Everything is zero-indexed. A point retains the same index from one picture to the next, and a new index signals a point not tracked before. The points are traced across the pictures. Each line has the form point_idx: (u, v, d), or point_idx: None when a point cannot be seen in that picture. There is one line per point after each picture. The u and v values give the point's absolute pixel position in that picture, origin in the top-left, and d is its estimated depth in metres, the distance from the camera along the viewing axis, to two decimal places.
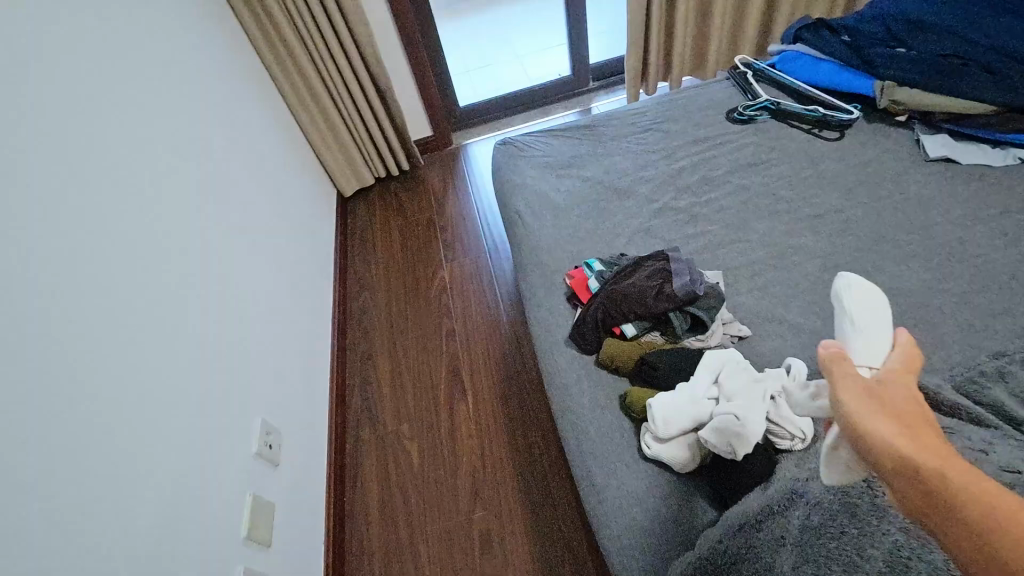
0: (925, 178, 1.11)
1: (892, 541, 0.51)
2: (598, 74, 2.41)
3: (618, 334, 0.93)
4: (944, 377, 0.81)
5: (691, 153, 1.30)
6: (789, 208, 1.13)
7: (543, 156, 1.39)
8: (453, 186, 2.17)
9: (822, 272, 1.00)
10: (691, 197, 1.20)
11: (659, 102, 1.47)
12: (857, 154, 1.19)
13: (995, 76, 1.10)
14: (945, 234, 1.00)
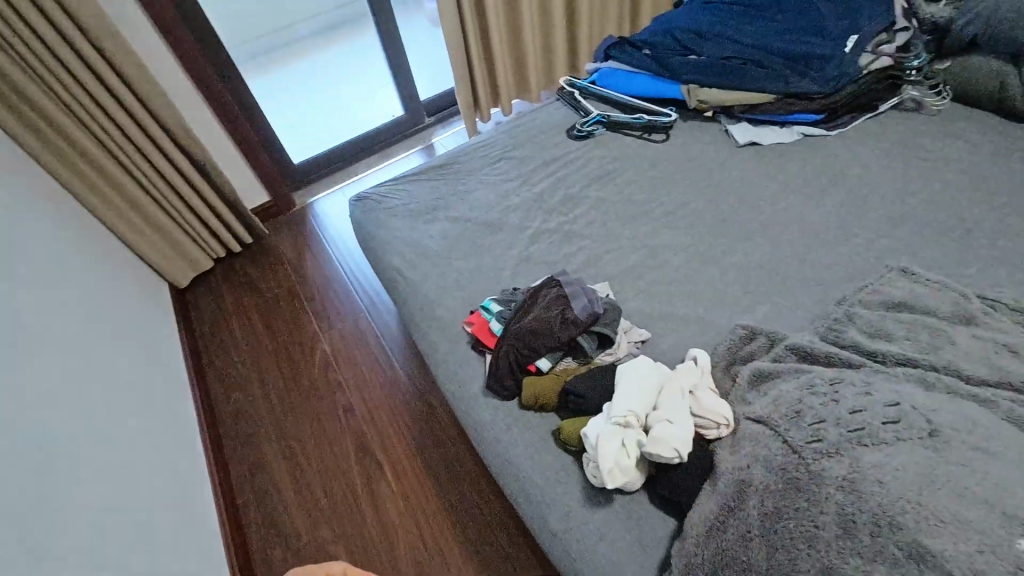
0: (741, 162, 1.28)
1: (836, 504, 0.57)
2: (432, 110, 2.42)
3: (535, 371, 0.91)
4: (810, 330, 0.92)
5: (546, 175, 1.35)
6: (645, 209, 1.22)
7: (404, 203, 1.33)
8: (308, 249, 2.00)
9: (690, 262, 1.09)
10: (558, 217, 1.24)
11: (503, 130, 1.51)
12: (684, 151, 1.34)
13: (770, 70, 1.33)
14: (769, 208, 1.16)
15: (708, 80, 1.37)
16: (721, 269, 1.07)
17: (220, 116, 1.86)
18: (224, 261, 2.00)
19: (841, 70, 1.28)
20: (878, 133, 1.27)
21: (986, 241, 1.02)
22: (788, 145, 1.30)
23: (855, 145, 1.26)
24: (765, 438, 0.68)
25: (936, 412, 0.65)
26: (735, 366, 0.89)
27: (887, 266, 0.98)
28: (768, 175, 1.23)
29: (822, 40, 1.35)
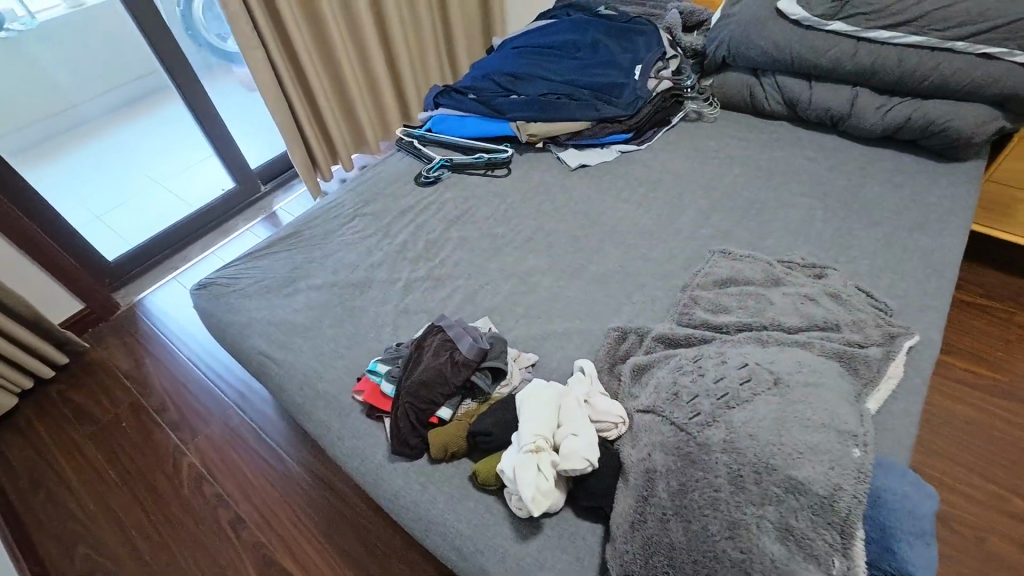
0: (578, 183, 1.42)
1: (724, 466, 0.65)
2: (266, 177, 2.29)
3: (438, 422, 0.90)
4: (668, 319, 1.05)
5: (405, 225, 1.36)
6: (506, 241, 1.29)
7: (258, 281, 1.24)
8: (147, 354, 1.74)
9: (557, 280, 1.18)
10: (426, 264, 1.25)
11: (351, 188, 1.49)
12: (528, 180, 1.45)
13: (579, 100, 1.51)
14: (611, 220, 1.30)
15: (533, 115, 1.50)
16: (584, 282, 1.17)
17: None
18: (33, 393, 1.64)
19: (636, 94, 1.50)
20: (677, 142, 1.51)
21: (773, 217, 1.27)
22: (612, 163, 1.47)
23: (662, 155, 1.47)
24: (656, 424, 0.75)
25: (774, 364, 0.78)
26: (617, 366, 0.97)
27: (711, 250, 1.17)
28: (603, 191, 1.39)
29: (616, 71, 1.57)
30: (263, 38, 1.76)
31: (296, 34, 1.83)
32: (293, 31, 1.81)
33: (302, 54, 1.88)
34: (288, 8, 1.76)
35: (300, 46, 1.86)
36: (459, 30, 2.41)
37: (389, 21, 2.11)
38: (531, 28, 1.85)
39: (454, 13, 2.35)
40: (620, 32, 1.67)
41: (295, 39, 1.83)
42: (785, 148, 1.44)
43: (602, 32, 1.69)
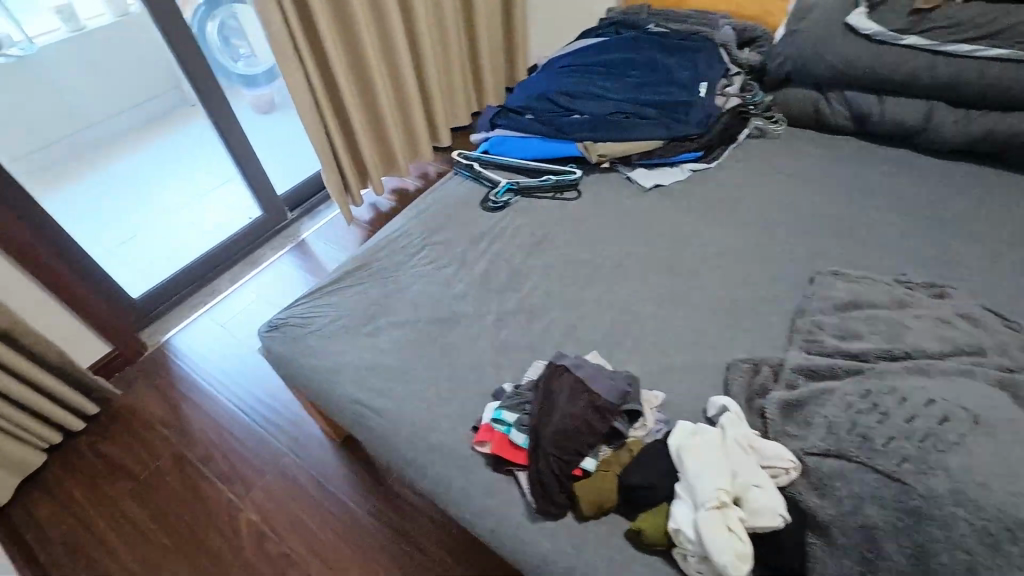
0: (656, 205, 1.37)
1: (970, 525, 0.61)
2: (293, 203, 2.19)
3: (581, 474, 0.82)
4: (792, 347, 0.99)
5: (481, 253, 1.28)
6: (595, 267, 1.22)
7: (334, 319, 1.14)
8: (183, 399, 1.60)
9: (661, 309, 1.12)
10: (513, 294, 1.18)
11: (413, 215, 1.41)
12: (602, 202, 1.39)
13: (649, 119, 1.46)
14: (700, 241, 1.25)
15: (601, 134, 1.45)
16: (689, 310, 1.11)
17: (20, 260, 1.41)
18: (61, 447, 1.50)
19: (705, 112, 1.46)
20: (747, 159, 1.47)
21: (868, 233, 1.23)
22: (686, 182, 1.43)
23: (735, 172, 1.44)
24: (857, 472, 0.70)
25: (962, 398, 0.72)
26: (755, 400, 0.91)
27: (818, 272, 1.12)
28: (684, 212, 1.34)
29: (678, 88, 1.53)
30: (303, 59, 1.67)
31: (335, 54, 1.75)
32: (332, 52, 1.73)
33: (340, 75, 1.80)
34: (328, 27, 1.69)
35: (338, 68, 1.78)
36: (486, 49, 2.37)
37: (422, 41, 2.06)
38: (579, 46, 1.81)
39: (482, 32, 2.32)
40: (676, 49, 1.63)
41: (333, 60, 1.76)
42: (860, 162, 1.42)
43: (657, 49, 1.65)
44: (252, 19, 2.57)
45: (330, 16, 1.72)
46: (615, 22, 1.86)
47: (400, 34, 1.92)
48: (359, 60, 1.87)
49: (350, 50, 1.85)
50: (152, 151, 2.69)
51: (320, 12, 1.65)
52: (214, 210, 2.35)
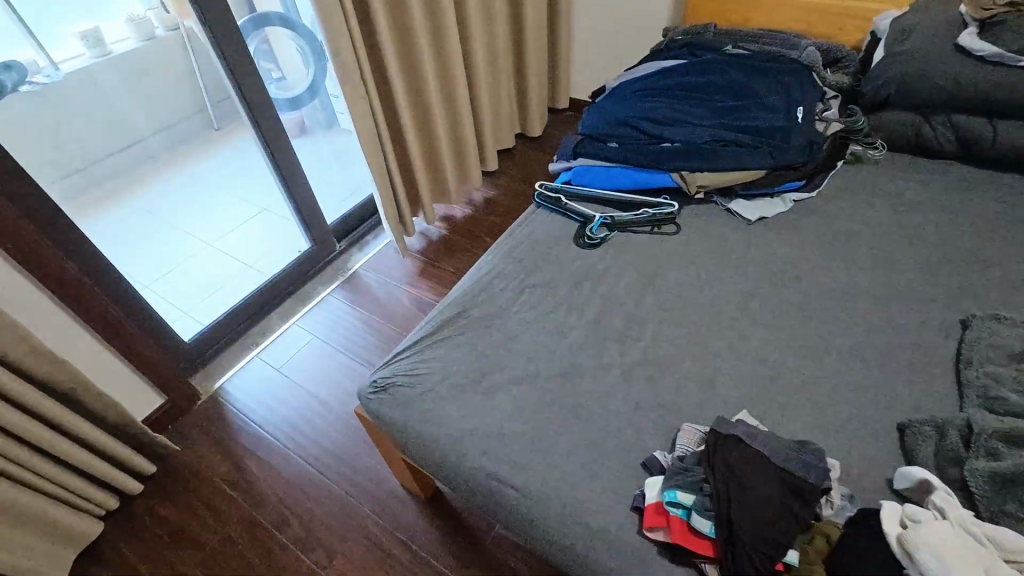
0: (765, 238, 1.28)
1: None
2: (341, 234, 2.09)
3: (783, 567, 0.71)
4: (968, 404, 0.90)
5: (585, 295, 1.19)
6: (715, 309, 1.13)
7: (444, 377, 1.04)
8: (246, 453, 1.49)
9: (803, 358, 1.02)
10: (631, 343, 1.08)
11: (505, 254, 1.31)
12: (704, 236, 1.30)
13: (748, 147, 1.38)
14: (824, 278, 1.16)
15: (698, 164, 1.37)
16: (834, 358, 1.02)
17: (78, 310, 1.31)
18: (119, 510, 1.38)
19: (807, 138, 1.38)
20: (850, 186, 1.39)
21: (1006, 266, 1.14)
22: (788, 213, 1.34)
23: (840, 201, 1.35)
24: None
25: None
26: (949, 470, 0.81)
27: (972, 315, 1.02)
28: (798, 246, 1.25)
29: (770, 113, 1.45)
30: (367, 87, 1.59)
31: (397, 81, 1.67)
32: (395, 78, 1.65)
33: (400, 103, 1.72)
34: (391, 53, 1.61)
35: (399, 95, 1.70)
36: (533, 71, 2.31)
37: (476, 64, 1.98)
38: (651, 68, 1.73)
39: (530, 54, 2.25)
40: (762, 72, 1.56)
41: (395, 87, 1.67)
42: (974, 188, 1.34)
43: (740, 72, 1.58)
44: (290, 49, 2.52)
45: (393, 41, 1.64)
46: (686, 43, 1.78)
47: (458, 59, 1.84)
48: (418, 86, 1.79)
49: (408, 75, 1.77)
50: (182, 178, 2.58)
51: (386, 38, 1.57)
52: (252, 237, 2.22)
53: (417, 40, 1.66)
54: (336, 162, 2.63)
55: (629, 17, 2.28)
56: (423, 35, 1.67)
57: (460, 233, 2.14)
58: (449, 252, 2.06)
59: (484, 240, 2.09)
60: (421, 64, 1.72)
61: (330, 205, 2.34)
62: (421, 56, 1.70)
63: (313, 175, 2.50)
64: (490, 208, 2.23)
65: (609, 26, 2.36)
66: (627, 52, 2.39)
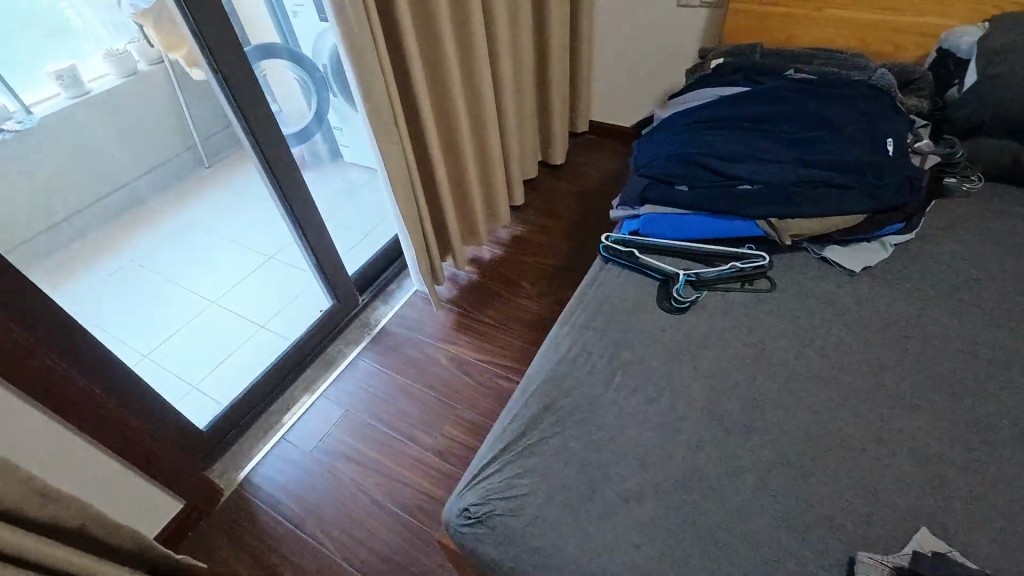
0: (873, 292, 1.14)
1: None
2: (363, 285, 1.90)
3: None
4: None
5: (687, 373, 1.03)
6: (842, 385, 0.98)
7: (548, 498, 0.87)
8: (284, 561, 1.29)
9: (965, 447, 0.88)
10: (758, 435, 0.92)
11: (584, 325, 1.14)
12: (804, 291, 1.15)
13: (842, 188, 1.23)
14: (959, 342, 1.02)
15: (789, 209, 1.22)
16: (1002, 447, 0.87)
17: (84, 420, 1.10)
18: None
19: (904, 174, 1.24)
20: (949, 224, 1.26)
21: None
22: (890, 259, 1.21)
23: (944, 243, 1.22)
24: None
25: None
26: None
27: None
28: (914, 301, 1.11)
29: (856, 146, 1.31)
30: (399, 132, 1.42)
31: (430, 122, 1.50)
32: (427, 119, 1.48)
33: (433, 145, 1.55)
34: (424, 92, 1.44)
35: (431, 136, 1.53)
36: (557, 96, 2.16)
37: (504, 96, 1.83)
38: (705, 95, 1.57)
39: (554, 79, 2.10)
40: (839, 99, 1.41)
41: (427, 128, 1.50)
42: None
43: (810, 98, 1.43)
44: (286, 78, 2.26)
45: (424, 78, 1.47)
46: (738, 67, 1.64)
47: (489, 92, 1.68)
48: (449, 124, 1.63)
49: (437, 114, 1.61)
50: (174, 226, 2.35)
51: (419, 77, 1.40)
52: (261, 292, 2.01)
53: (450, 76, 1.50)
54: (346, 197, 2.42)
55: (657, 36, 2.15)
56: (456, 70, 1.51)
57: (492, 276, 1.96)
58: (484, 300, 1.88)
59: (521, 284, 1.91)
60: (453, 101, 1.56)
61: (346, 249, 2.14)
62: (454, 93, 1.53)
63: (325, 214, 2.28)
64: (520, 246, 2.06)
65: (633, 46, 2.22)
66: (653, 73, 2.25)
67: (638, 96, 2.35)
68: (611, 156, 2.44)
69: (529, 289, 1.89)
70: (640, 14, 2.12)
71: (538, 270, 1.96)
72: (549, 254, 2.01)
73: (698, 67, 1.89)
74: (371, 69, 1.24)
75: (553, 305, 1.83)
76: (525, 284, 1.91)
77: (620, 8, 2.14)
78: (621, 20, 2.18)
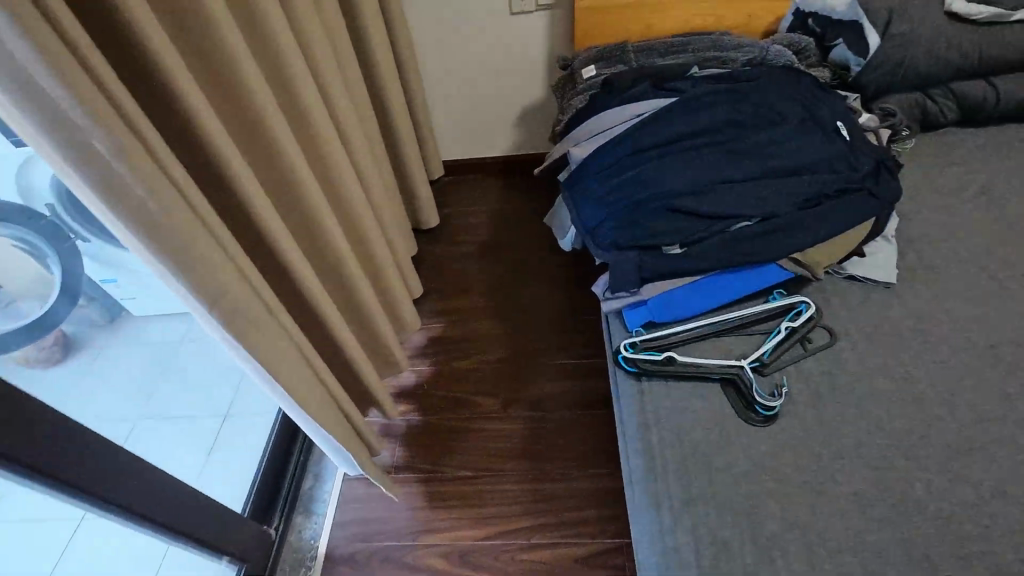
0: (920, 300, 1.01)
1: None
2: (267, 505, 1.28)
3: None
4: None
5: (848, 509, 0.78)
6: (993, 441, 0.83)
7: None
8: None
9: None
10: (979, 562, 0.72)
11: (690, 496, 0.82)
12: (867, 328, 0.98)
13: (842, 194, 1.08)
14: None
15: (810, 239, 1.02)
16: None
17: None
18: None
19: (876, 158, 1.14)
20: (915, 192, 1.21)
21: None
22: (901, 251, 1.11)
23: (929, 215, 1.16)
24: None
25: None
26: None
27: None
28: (958, 295, 1.02)
29: (817, 141, 1.17)
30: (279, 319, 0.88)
31: (310, 275, 0.98)
32: (308, 273, 0.96)
33: (324, 302, 1.03)
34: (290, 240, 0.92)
35: (316, 291, 1.01)
36: (414, 153, 1.71)
37: (369, 182, 1.33)
38: (622, 118, 1.29)
39: (406, 135, 1.65)
40: (768, 87, 1.24)
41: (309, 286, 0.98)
42: (1003, 153, 1.27)
43: (741, 94, 1.24)
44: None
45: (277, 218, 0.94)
46: (632, 75, 1.39)
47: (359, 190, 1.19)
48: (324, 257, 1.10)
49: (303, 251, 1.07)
50: None
51: (277, 226, 0.87)
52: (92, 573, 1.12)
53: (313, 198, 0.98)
54: (171, 366, 1.65)
55: (496, 53, 1.81)
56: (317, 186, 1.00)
57: (437, 406, 1.50)
58: (445, 445, 1.42)
59: (477, 402, 1.49)
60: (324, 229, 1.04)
61: (195, 478, 1.46)
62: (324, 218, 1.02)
63: (136, 424, 1.51)
64: (448, 351, 1.62)
65: (471, 70, 1.86)
66: (502, 94, 1.92)
67: (491, 122, 2.01)
68: (485, 193, 2.08)
69: (490, 404, 1.48)
70: (470, 32, 1.76)
71: (487, 373, 1.55)
72: (488, 345, 1.61)
73: (568, 80, 1.61)
74: (212, 257, 0.70)
75: (530, 413, 1.45)
76: (482, 399, 1.49)
77: (445, 30, 1.75)
78: (449, 44, 1.79)
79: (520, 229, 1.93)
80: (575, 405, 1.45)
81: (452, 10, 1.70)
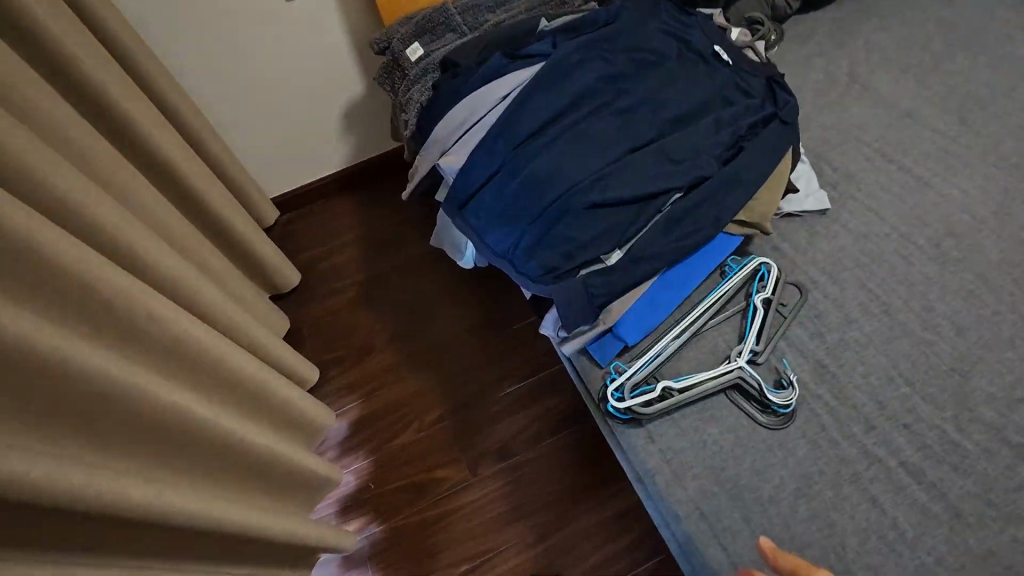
0: (856, 216, 0.97)
1: None
2: None
3: None
4: None
5: (906, 486, 0.72)
6: (985, 347, 0.81)
7: None
8: None
9: None
10: None
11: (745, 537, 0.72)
12: (828, 269, 0.91)
13: (753, 130, 0.98)
14: (958, 215, 0.94)
15: (746, 194, 0.92)
16: None
17: None
18: None
19: (763, 76, 1.05)
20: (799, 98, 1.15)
21: (983, 83, 1.10)
22: (816, 168, 1.04)
23: (823, 118, 1.11)
24: None
25: None
26: None
27: None
28: (887, 198, 0.98)
29: (703, 75, 1.03)
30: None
31: (129, 485, 0.64)
32: (120, 484, 0.63)
33: (183, 505, 0.70)
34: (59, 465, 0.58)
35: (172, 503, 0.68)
36: (234, 214, 1.31)
37: (193, 291, 0.96)
38: (488, 105, 1.04)
39: (213, 196, 1.24)
40: (631, 25, 1.07)
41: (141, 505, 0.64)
42: (851, 31, 1.25)
43: (607, 40, 1.05)
44: None
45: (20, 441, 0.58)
46: (474, 47, 1.13)
47: (185, 317, 0.83)
48: (157, 437, 0.75)
49: (128, 446, 0.72)
50: None
51: (12, 461, 0.53)
52: None
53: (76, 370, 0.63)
54: None
55: (284, 51, 1.41)
56: (75, 338, 0.66)
57: (395, 503, 1.24)
58: (423, 547, 1.19)
59: (439, 479, 1.26)
60: (121, 403, 0.69)
61: None
62: (111, 386, 0.68)
63: None
64: (379, 430, 1.33)
65: (261, 81, 1.44)
66: (312, 100, 1.54)
67: (312, 137, 1.61)
68: (339, 221, 1.71)
69: (454, 473, 1.26)
70: (240, 34, 1.34)
71: (435, 438, 1.31)
72: (422, 405, 1.36)
73: (394, 66, 1.26)
74: None
75: (503, 463, 1.27)
76: (444, 471, 1.27)
77: (205, 41, 1.32)
78: (218, 57, 1.35)
79: (400, 252, 1.63)
80: (544, 433, 1.29)
81: (203, 12, 1.27)
